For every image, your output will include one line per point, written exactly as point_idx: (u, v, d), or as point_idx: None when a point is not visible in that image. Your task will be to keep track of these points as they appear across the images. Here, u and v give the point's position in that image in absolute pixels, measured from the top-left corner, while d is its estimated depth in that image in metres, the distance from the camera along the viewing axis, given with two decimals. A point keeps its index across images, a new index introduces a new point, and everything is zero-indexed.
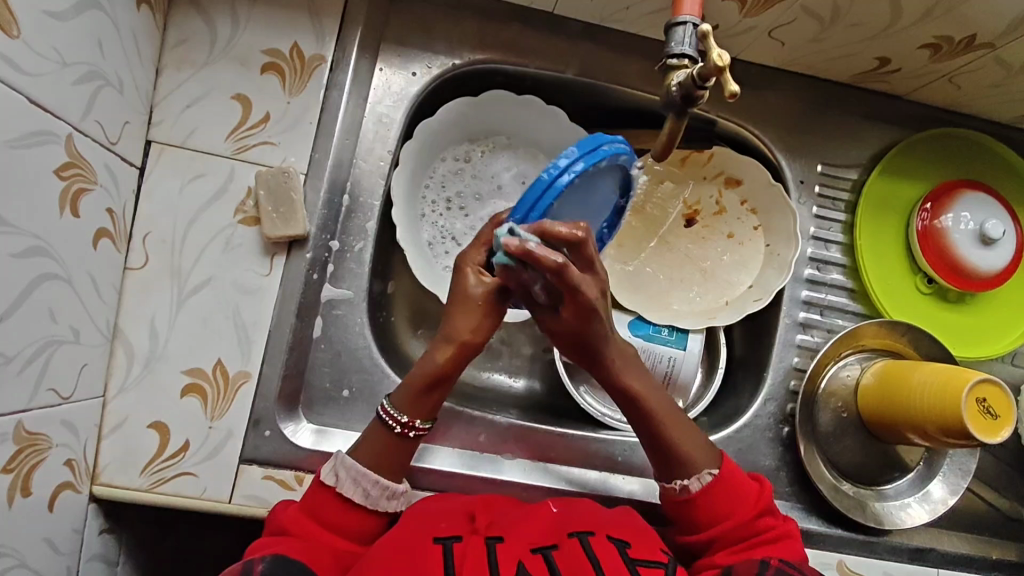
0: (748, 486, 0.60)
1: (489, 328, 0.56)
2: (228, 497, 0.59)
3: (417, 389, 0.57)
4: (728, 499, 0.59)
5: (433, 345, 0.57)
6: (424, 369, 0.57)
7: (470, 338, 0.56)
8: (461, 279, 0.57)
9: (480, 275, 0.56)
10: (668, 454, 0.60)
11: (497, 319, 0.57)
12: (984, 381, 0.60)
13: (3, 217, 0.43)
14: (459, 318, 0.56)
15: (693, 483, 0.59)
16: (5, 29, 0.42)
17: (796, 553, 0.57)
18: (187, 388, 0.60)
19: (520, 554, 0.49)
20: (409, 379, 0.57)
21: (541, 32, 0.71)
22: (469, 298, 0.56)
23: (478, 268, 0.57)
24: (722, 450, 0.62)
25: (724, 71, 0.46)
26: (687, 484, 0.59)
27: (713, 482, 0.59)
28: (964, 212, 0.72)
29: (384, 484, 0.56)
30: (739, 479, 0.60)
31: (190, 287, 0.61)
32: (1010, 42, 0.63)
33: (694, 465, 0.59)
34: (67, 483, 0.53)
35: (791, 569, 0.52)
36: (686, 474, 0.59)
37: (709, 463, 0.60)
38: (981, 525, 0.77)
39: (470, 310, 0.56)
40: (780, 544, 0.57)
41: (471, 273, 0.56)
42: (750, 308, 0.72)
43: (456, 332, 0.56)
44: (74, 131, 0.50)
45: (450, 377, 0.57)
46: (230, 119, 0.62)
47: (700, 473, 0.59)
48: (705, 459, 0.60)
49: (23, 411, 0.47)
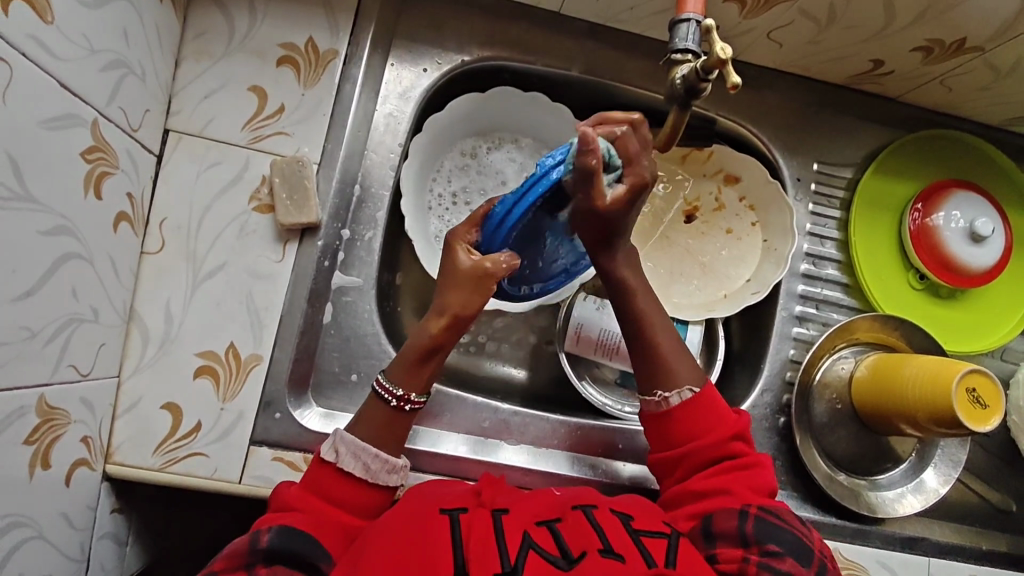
0: (724, 412, 0.61)
1: (479, 304, 0.58)
2: (238, 478, 0.61)
3: (413, 361, 0.59)
4: (705, 421, 0.60)
5: (426, 318, 0.60)
6: (419, 340, 0.59)
7: (461, 311, 0.58)
8: (452, 255, 0.59)
9: (470, 253, 0.59)
10: (656, 372, 0.62)
11: (485, 296, 0.58)
12: (973, 371, 0.62)
13: (33, 195, 0.44)
14: (451, 291, 0.58)
15: (674, 397, 0.61)
16: (40, 14, 0.44)
17: (767, 480, 0.59)
18: (200, 370, 0.61)
19: (525, 526, 0.50)
20: (403, 351, 0.60)
21: (547, 31, 0.73)
22: (458, 272, 0.58)
23: (467, 245, 0.59)
24: (709, 378, 0.63)
25: (726, 64, 0.47)
26: (666, 397, 0.61)
27: (693, 409, 0.60)
28: (955, 211, 0.75)
29: (384, 458, 0.57)
30: (717, 405, 0.61)
31: (205, 271, 0.62)
32: (998, 45, 0.65)
33: (676, 378, 0.61)
34: (82, 460, 0.55)
35: (771, 516, 0.55)
36: (667, 387, 0.61)
37: (691, 380, 0.61)
38: (972, 517, 0.79)
39: (460, 284, 0.58)
40: (752, 471, 0.59)
41: (461, 250, 0.59)
42: (748, 301, 0.74)
43: (447, 304, 0.58)
44: (100, 117, 0.51)
45: (445, 348, 0.60)
46: (247, 110, 0.64)
47: (680, 388, 0.61)
48: (690, 375, 0.62)
49: (45, 385, 0.48)
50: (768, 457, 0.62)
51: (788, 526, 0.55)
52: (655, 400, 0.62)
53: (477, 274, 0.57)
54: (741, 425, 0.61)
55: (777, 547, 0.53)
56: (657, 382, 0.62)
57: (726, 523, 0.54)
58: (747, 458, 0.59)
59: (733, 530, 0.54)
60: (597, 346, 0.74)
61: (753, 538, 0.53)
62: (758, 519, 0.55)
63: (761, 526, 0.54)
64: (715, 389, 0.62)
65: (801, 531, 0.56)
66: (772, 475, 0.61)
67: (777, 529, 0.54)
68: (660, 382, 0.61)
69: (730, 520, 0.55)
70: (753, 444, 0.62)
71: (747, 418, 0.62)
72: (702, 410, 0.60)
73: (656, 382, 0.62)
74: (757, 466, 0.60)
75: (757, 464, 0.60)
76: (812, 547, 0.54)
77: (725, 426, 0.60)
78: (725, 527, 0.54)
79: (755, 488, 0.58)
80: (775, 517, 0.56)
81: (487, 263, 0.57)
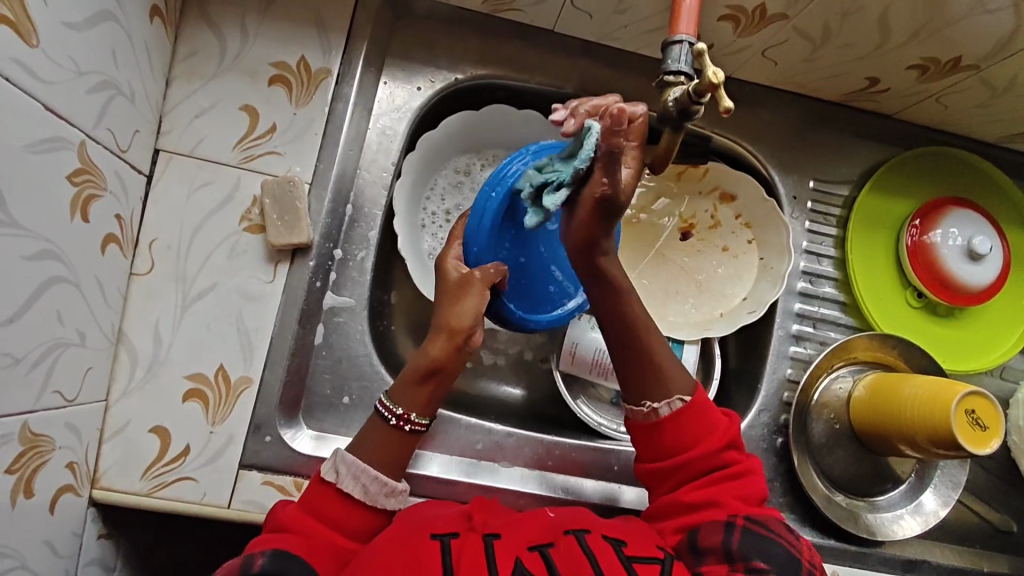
0: (714, 418, 0.60)
1: (473, 310, 0.59)
2: (227, 503, 0.60)
3: (411, 380, 0.59)
4: (694, 430, 0.59)
5: (427, 341, 0.60)
6: (416, 361, 0.59)
7: (456, 325, 0.59)
8: (442, 268, 0.62)
9: (459, 266, 0.62)
10: (647, 379, 0.60)
11: (477, 297, 0.59)
12: (972, 393, 0.61)
13: (17, 220, 0.44)
14: (444, 307, 0.60)
15: (664, 407, 0.59)
16: (24, 38, 0.43)
17: (755, 489, 0.58)
18: (188, 393, 0.60)
19: (518, 551, 0.49)
20: (403, 373, 0.59)
21: (541, 49, 0.73)
22: (448, 285, 0.60)
23: (456, 260, 0.62)
24: (698, 381, 0.61)
25: (718, 87, 0.46)
26: (656, 407, 0.59)
27: (685, 420, 0.59)
28: (952, 228, 0.74)
29: (384, 480, 0.56)
30: (708, 411, 0.60)
31: (195, 292, 0.61)
32: (994, 64, 0.65)
33: (667, 389, 0.60)
34: (67, 486, 0.54)
35: (757, 528, 0.53)
36: (655, 397, 0.60)
37: (682, 389, 0.60)
38: (973, 538, 0.78)
39: (451, 294, 0.60)
40: (741, 481, 0.58)
41: (450, 265, 0.62)
42: (743, 320, 0.74)
43: (444, 321, 0.59)
44: (87, 139, 0.51)
45: (445, 369, 0.59)
46: (238, 130, 0.64)
47: (670, 399, 0.59)
48: (679, 385, 0.60)
49: (29, 411, 0.47)
50: (761, 462, 0.61)
51: (777, 538, 0.53)
52: (644, 411, 0.60)
53: (463, 279, 0.60)
54: (730, 432, 0.60)
55: (763, 565, 0.50)
56: (645, 392, 0.60)
57: (711, 538, 0.53)
58: (738, 467, 0.58)
59: (717, 544, 0.52)
60: (592, 365, 0.75)
61: (738, 554, 0.51)
62: (744, 532, 0.53)
63: (747, 541, 0.52)
64: (706, 397, 0.61)
65: (792, 541, 0.53)
66: (764, 481, 0.60)
67: (763, 543, 0.52)
68: (649, 392, 0.60)
69: (715, 534, 0.53)
70: (745, 449, 0.61)
71: (736, 423, 0.61)
72: (692, 420, 0.59)
73: (644, 393, 0.60)
74: (750, 473, 0.59)
75: (749, 471, 0.59)
76: (800, 558, 0.52)
77: (714, 436, 0.59)
78: (711, 542, 0.53)
79: (746, 498, 0.57)
80: (764, 528, 0.54)
81: (473, 271, 0.60)
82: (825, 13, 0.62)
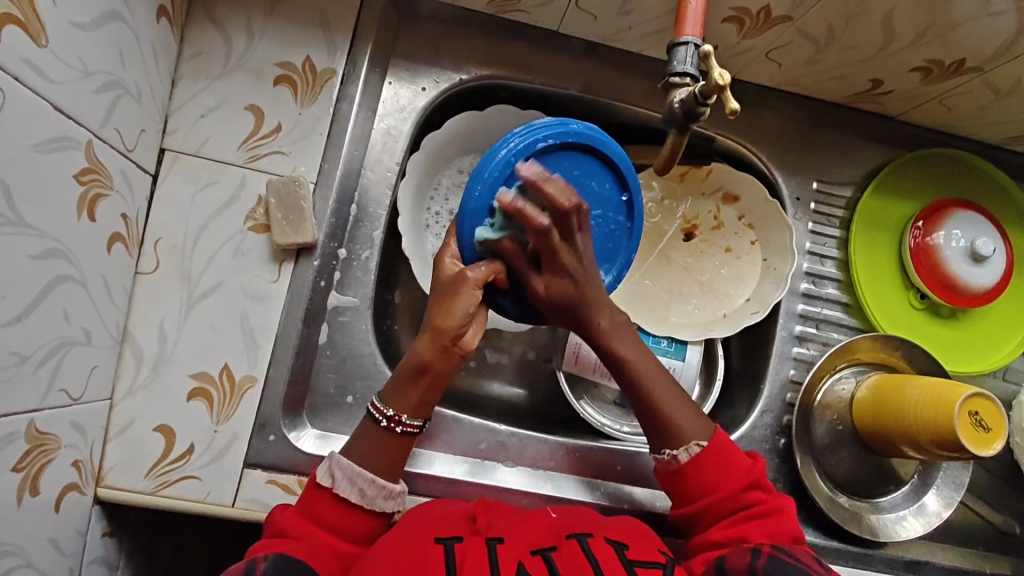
0: (739, 460, 0.61)
1: (463, 316, 0.53)
2: (231, 501, 0.60)
3: (403, 381, 0.56)
4: (717, 471, 0.59)
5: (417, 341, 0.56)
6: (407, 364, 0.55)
7: (445, 328, 0.53)
8: (438, 268, 0.55)
9: (456, 262, 0.55)
10: (664, 428, 0.60)
11: (467, 299, 0.52)
12: (976, 395, 0.61)
13: (24, 219, 0.44)
14: (435, 308, 0.54)
15: (682, 454, 0.60)
16: (33, 38, 0.43)
17: (785, 527, 0.58)
18: (193, 392, 0.61)
19: (521, 555, 0.50)
20: (396, 372, 0.56)
21: (546, 50, 0.73)
22: (439, 285, 0.54)
23: (454, 256, 0.56)
24: (718, 426, 0.62)
25: (724, 88, 0.47)
26: (675, 455, 0.60)
27: (707, 462, 0.60)
28: (955, 230, 0.74)
29: (381, 483, 0.55)
30: (731, 453, 0.61)
31: (199, 291, 0.62)
32: (998, 66, 0.65)
33: (684, 436, 0.60)
34: (73, 484, 0.54)
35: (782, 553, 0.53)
36: (675, 445, 0.60)
37: (700, 435, 0.60)
38: (976, 539, 0.78)
39: (443, 296, 0.53)
40: (771, 519, 0.58)
41: (448, 262, 0.55)
42: (747, 321, 0.74)
43: (437, 322, 0.54)
44: (94, 138, 0.51)
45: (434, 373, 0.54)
46: (243, 130, 0.64)
47: (688, 444, 0.60)
48: (698, 432, 0.60)
49: (35, 410, 0.48)
50: (791, 502, 0.61)
51: (799, 562, 0.52)
52: (665, 458, 0.61)
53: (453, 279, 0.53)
54: (755, 471, 0.60)
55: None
56: (664, 440, 0.61)
57: (739, 561, 0.53)
58: (765, 506, 0.59)
59: (743, 566, 0.53)
60: (596, 366, 0.74)
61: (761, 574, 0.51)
62: (771, 557, 0.53)
63: (772, 564, 0.52)
64: (727, 437, 0.62)
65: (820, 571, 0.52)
66: (796, 522, 0.60)
67: (787, 565, 0.51)
68: (668, 440, 0.60)
69: (742, 557, 0.53)
70: (774, 489, 0.62)
71: (761, 463, 0.62)
72: (715, 461, 0.60)
73: (663, 441, 0.60)
74: (778, 513, 0.59)
75: (777, 510, 0.59)
76: None
77: (738, 477, 0.60)
78: (737, 565, 0.53)
79: (774, 537, 0.57)
80: (788, 555, 0.53)
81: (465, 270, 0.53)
82: (829, 15, 0.62)
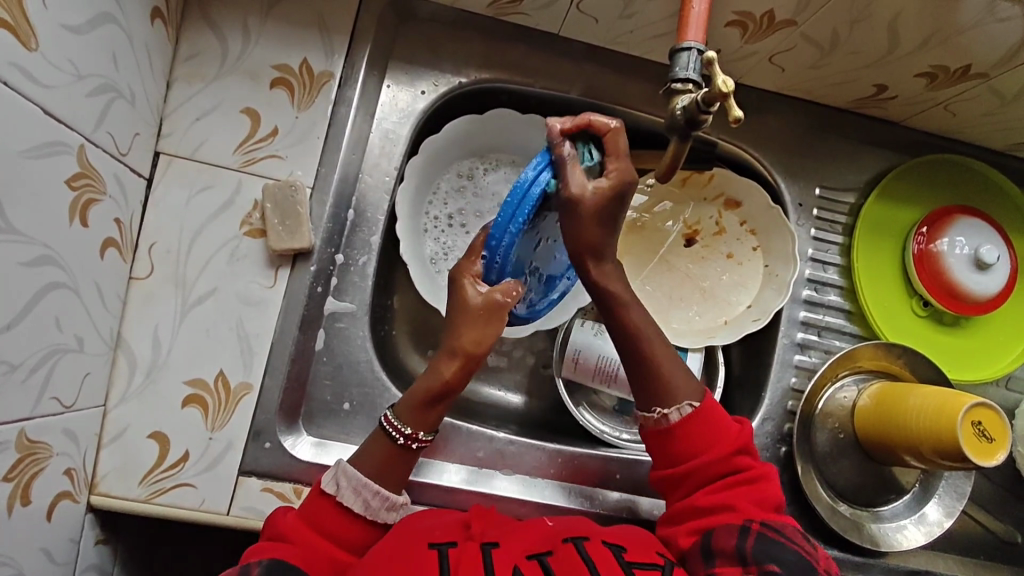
0: (727, 424, 0.59)
1: (493, 337, 0.56)
2: (226, 509, 0.59)
3: (422, 402, 0.57)
4: (707, 437, 0.58)
5: (438, 359, 0.57)
6: (430, 383, 0.56)
7: (474, 349, 0.56)
8: (460, 292, 0.56)
9: (478, 285, 0.56)
10: (654, 387, 0.60)
11: (499, 324, 0.56)
12: (979, 404, 0.60)
13: (14, 226, 0.43)
14: (465, 331, 0.56)
15: (673, 413, 0.59)
16: (23, 42, 0.42)
17: (771, 494, 0.57)
18: (188, 398, 0.60)
19: (516, 559, 0.49)
20: (413, 390, 0.57)
21: (545, 53, 0.72)
22: (470, 309, 0.55)
23: (474, 277, 0.56)
24: (708, 387, 0.61)
25: (729, 97, 0.46)
26: (665, 413, 0.59)
27: (697, 423, 0.59)
28: (959, 237, 0.74)
29: (385, 495, 0.55)
30: (720, 415, 0.60)
31: (194, 297, 0.61)
32: (1003, 73, 0.64)
33: (675, 396, 0.59)
34: (65, 493, 0.53)
35: (772, 533, 0.53)
36: (665, 404, 0.59)
37: (691, 395, 0.59)
38: (976, 549, 0.78)
39: (473, 320, 0.55)
40: (756, 486, 0.57)
41: (469, 284, 0.56)
42: (748, 328, 0.73)
43: (460, 345, 0.56)
44: (86, 142, 0.50)
45: (454, 390, 0.57)
46: (240, 132, 0.63)
47: (679, 405, 0.59)
48: (688, 392, 0.59)
49: (26, 418, 0.47)
50: (775, 468, 0.60)
51: (791, 543, 0.53)
52: (654, 417, 0.60)
53: (488, 306, 0.55)
54: (743, 438, 0.59)
55: (776, 566, 0.50)
56: (655, 399, 0.60)
57: (725, 541, 0.53)
58: (753, 473, 0.58)
59: (731, 548, 0.52)
60: (596, 373, 0.72)
61: (752, 558, 0.51)
62: (759, 536, 0.53)
63: (761, 545, 0.52)
64: (716, 401, 0.60)
65: (807, 549, 0.53)
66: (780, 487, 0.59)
67: (774, 546, 0.52)
68: (658, 399, 0.59)
69: (729, 538, 0.53)
70: (758, 453, 0.61)
71: (749, 428, 0.60)
72: (704, 427, 0.59)
73: (654, 400, 0.60)
74: (763, 478, 0.58)
75: (763, 477, 0.58)
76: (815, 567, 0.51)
77: (726, 442, 0.58)
78: (724, 545, 0.53)
79: (762, 504, 0.57)
80: (779, 533, 0.54)
81: (497, 295, 0.55)
82: (833, 19, 0.62)
